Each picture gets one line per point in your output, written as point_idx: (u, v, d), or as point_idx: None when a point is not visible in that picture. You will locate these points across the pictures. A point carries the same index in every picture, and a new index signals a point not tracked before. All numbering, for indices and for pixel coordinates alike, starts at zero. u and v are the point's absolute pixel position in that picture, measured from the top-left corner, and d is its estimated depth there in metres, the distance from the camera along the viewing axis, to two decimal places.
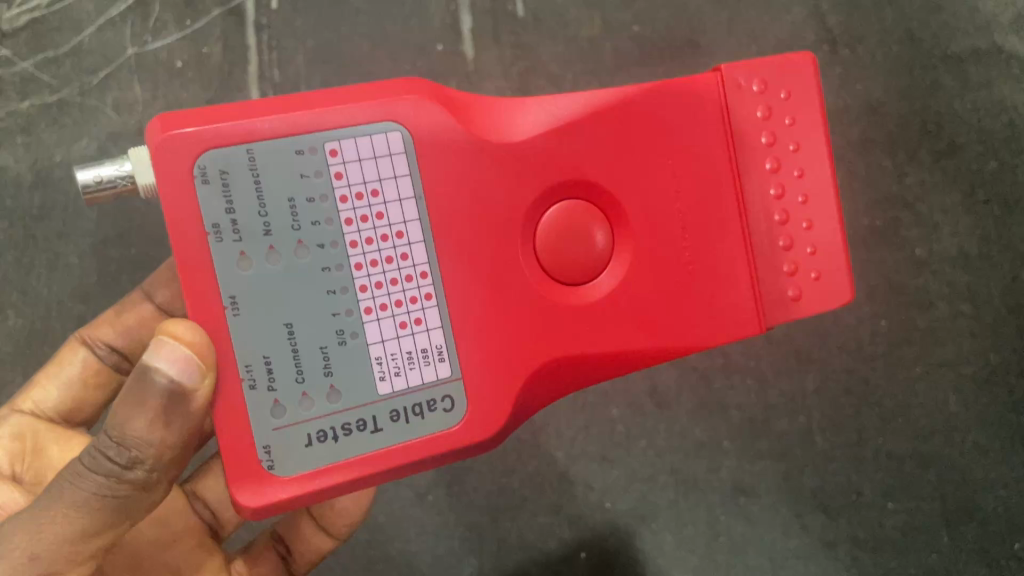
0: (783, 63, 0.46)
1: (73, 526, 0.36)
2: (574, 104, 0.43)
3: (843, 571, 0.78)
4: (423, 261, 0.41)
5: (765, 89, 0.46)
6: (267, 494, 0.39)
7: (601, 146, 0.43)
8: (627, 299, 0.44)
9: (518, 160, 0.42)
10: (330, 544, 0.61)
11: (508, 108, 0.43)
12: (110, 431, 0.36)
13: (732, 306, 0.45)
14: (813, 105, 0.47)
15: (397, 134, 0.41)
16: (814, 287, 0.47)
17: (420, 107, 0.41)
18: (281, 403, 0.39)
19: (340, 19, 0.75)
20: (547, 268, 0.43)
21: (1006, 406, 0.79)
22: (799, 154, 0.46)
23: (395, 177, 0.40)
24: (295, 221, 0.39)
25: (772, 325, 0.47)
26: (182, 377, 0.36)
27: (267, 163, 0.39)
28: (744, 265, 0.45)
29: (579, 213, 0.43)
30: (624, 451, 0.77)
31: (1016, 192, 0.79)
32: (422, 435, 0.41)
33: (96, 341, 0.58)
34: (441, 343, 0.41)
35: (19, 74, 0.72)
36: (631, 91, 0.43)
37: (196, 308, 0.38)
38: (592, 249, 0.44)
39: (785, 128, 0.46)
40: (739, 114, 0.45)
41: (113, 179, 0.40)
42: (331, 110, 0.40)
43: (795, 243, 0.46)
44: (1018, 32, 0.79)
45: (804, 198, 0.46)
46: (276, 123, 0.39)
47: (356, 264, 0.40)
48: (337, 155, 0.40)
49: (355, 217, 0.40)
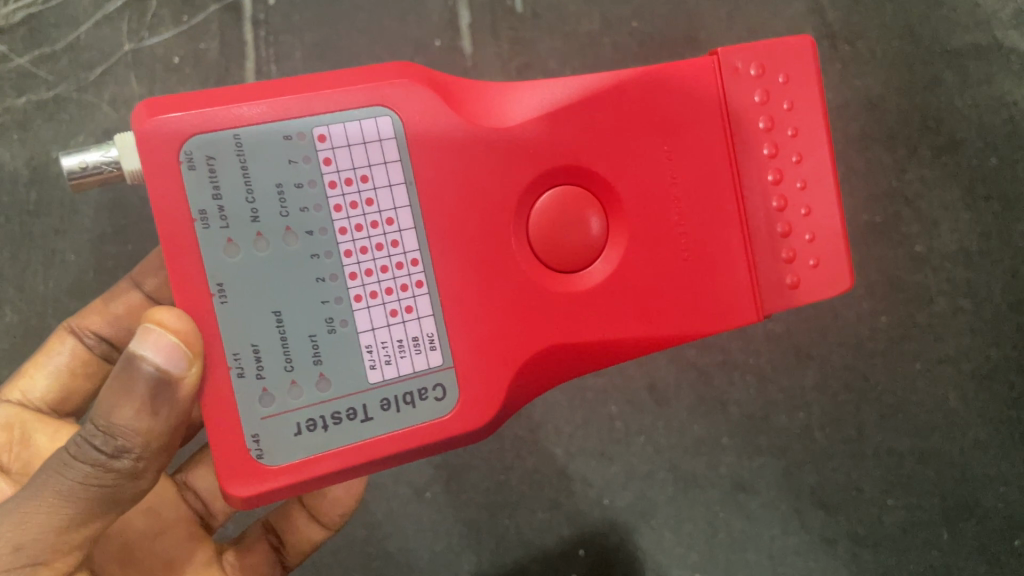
0: (781, 47, 0.46)
1: (61, 515, 0.36)
2: (569, 88, 0.43)
3: (843, 568, 0.78)
4: (414, 249, 0.40)
5: (762, 74, 0.46)
6: (256, 483, 0.39)
7: (597, 131, 0.43)
8: (623, 286, 0.43)
9: (513, 145, 0.42)
10: (322, 535, 0.60)
11: (501, 94, 0.43)
12: (96, 420, 0.36)
13: (729, 293, 0.45)
14: (810, 90, 0.46)
15: (387, 119, 0.40)
16: (813, 274, 0.46)
17: (414, 91, 0.41)
18: (269, 391, 0.39)
19: (338, 15, 0.75)
20: (543, 255, 0.43)
21: (1006, 402, 0.79)
22: (797, 139, 0.46)
23: (384, 163, 0.40)
24: (283, 207, 0.39)
25: (771, 312, 0.46)
26: (169, 365, 0.36)
27: (254, 149, 0.39)
28: (741, 252, 0.45)
29: (573, 200, 0.43)
30: (623, 447, 0.77)
31: (1016, 188, 0.79)
32: (413, 424, 0.41)
33: (83, 330, 0.58)
34: (432, 332, 0.41)
35: (16, 70, 0.72)
36: (627, 75, 0.43)
37: (182, 295, 0.38)
38: (588, 236, 0.43)
39: (783, 113, 0.46)
40: (737, 98, 0.45)
41: (99, 166, 0.40)
42: (322, 96, 0.40)
43: (794, 229, 0.46)
44: (1018, 28, 0.79)
45: (802, 184, 0.46)
46: (263, 108, 0.39)
47: (346, 251, 0.39)
48: (326, 141, 0.39)
49: (344, 204, 0.39)
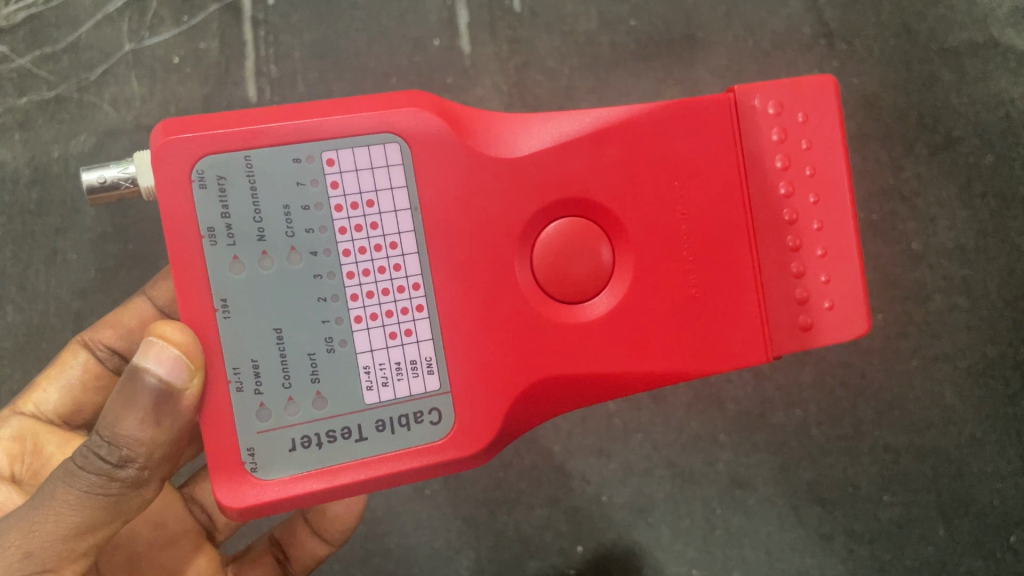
0: (803, 88, 0.46)
1: (67, 524, 0.37)
2: (582, 125, 0.43)
3: (837, 563, 0.79)
4: (416, 273, 0.41)
5: (781, 112, 0.46)
6: (248, 496, 0.39)
7: (608, 166, 0.43)
8: (625, 319, 0.44)
9: (523, 177, 0.42)
10: (325, 550, 0.61)
11: (516, 126, 0.44)
12: (101, 430, 0.37)
13: (739, 332, 0.45)
14: (831, 132, 0.47)
15: (395, 145, 0.41)
16: (827, 317, 0.47)
17: (427, 125, 0.41)
18: (266, 406, 0.40)
19: (336, 15, 0.75)
20: (547, 286, 0.43)
21: (1002, 399, 0.80)
22: (814, 180, 0.46)
23: (391, 189, 0.41)
24: (289, 227, 0.40)
25: (782, 352, 0.46)
26: (171, 377, 0.37)
27: (263, 171, 0.39)
28: (752, 289, 0.45)
29: (580, 232, 0.43)
30: (621, 444, 0.78)
31: (1012, 186, 0.80)
32: (409, 447, 0.41)
33: (96, 343, 0.59)
34: (430, 355, 0.41)
35: (17, 70, 0.72)
36: (642, 111, 0.44)
37: (188, 311, 0.39)
38: (594, 266, 0.44)
39: (801, 151, 0.46)
40: (754, 136, 0.46)
41: (117, 181, 0.42)
42: (332, 122, 0.40)
43: (808, 270, 0.46)
44: (1015, 26, 0.79)
45: (819, 225, 0.46)
46: (276, 131, 0.40)
47: (348, 272, 0.40)
48: (334, 165, 0.40)
49: (349, 226, 0.40)
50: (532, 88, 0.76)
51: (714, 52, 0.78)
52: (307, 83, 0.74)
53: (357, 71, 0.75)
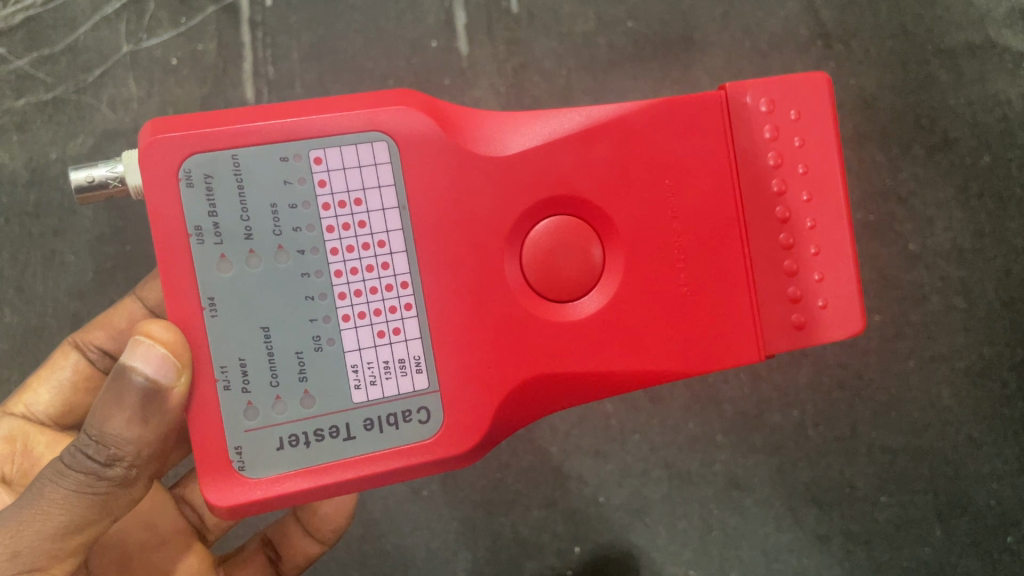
0: (795, 85, 0.46)
1: (55, 522, 0.37)
2: (572, 123, 0.43)
3: (835, 564, 0.78)
4: (404, 271, 0.41)
5: (774, 110, 0.46)
6: (236, 495, 0.39)
7: (598, 164, 0.43)
8: (616, 318, 0.43)
9: (513, 176, 0.42)
10: (317, 549, 0.61)
11: (506, 124, 0.44)
12: (89, 430, 0.37)
13: (732, 332, 0.45)
14: (823, 129, 0.47)
15: (383, 144, 0.41)
16: (822, 316, 0.47)
17: (415, 123, 0.41)
18: (254, 405, 0.40)
19: (333, 17, 0.75)
20: (538, 285, 0.43)
21: (1000, 400, 0.79)
22: (807, 177, 0.46)
23: (379, 187, 0.41)
24: (277, 226, 0.40)
25: (775, 351, 0.46)
26: (158, 375, 0.37)
27: (250, 170, 0.39)
28: (744, 287, 0.45)
29: (570, 230, 0.43)
30: (618, 445, 0.77)
31: (1010, 186, 0.80)
32: (398, 447, 0.41)
33: (87, 344, 0.59)
34: (418, 354, 0.41)
35: (15, 72, 0.73)
36: (633, 109, 0.44)
37: (175, 309, 0.39)
38: (584, 264, 0.44)
39: (793, 149, 0.46)
40: (745, 134, 0.45)
41: (105, 180, 0.42)
42: (320, 120, 0.40)
43: (801, 268, 0.46)
44: (1012, 27, 0.79)
45: (813, 223, 0.46)
46: (263, 130, 0.40)
47: (336, 271, 0.40)
48: (322, 163, 0.40)
49: (337, 225, 0.40)
50: (529, 89, 0.76)
51: (711, 53, 0.78)
52: (305, 84, 0.74)
53: (355, 72, 0.75)
